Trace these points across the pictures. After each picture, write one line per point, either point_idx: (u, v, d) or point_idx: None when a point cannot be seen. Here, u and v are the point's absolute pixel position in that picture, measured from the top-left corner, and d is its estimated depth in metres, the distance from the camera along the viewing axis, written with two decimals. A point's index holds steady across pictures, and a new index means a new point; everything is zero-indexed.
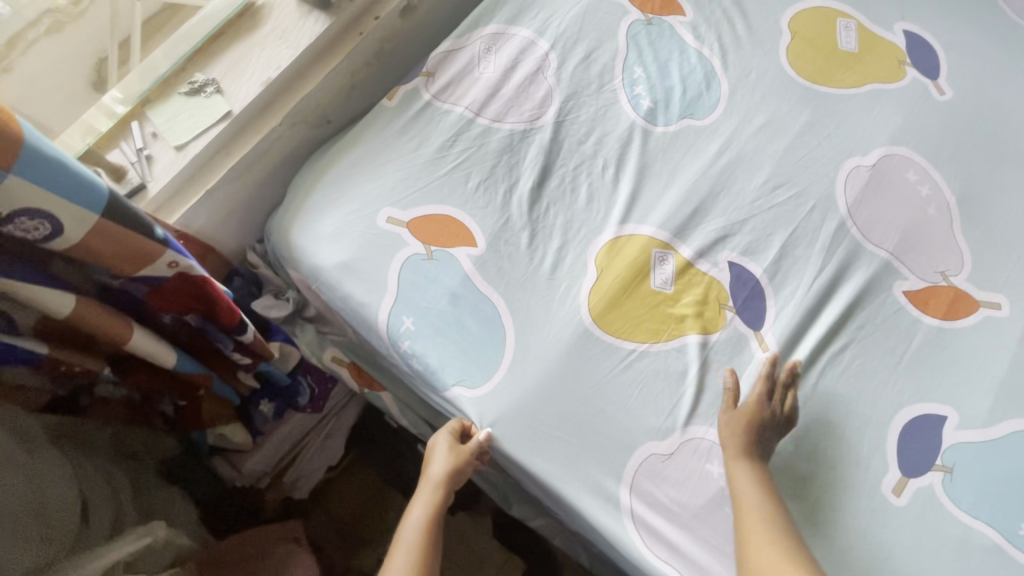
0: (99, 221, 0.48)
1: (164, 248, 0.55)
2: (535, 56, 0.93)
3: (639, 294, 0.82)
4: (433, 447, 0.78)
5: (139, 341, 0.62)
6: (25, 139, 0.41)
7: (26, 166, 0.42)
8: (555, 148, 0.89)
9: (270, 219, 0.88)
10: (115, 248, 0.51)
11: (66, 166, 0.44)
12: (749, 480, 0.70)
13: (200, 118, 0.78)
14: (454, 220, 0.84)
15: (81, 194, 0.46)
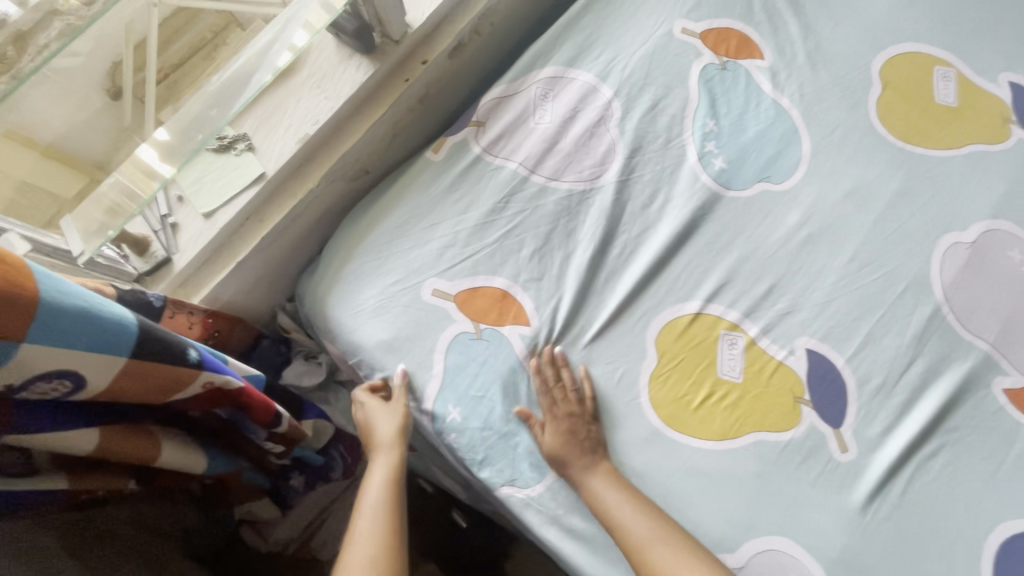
0: (127, 364, 0.42)
1: (198, 370, 0.48)
2: (596, 104, 0.84)
3: (705, 383, 0.75)
4: (366, 410, 0.72)
5: (169, 456, 0.55)
6: (41, 299, 0.35)
7: (44, 329, 0.35)
8: (618, 211, 0.80)
9: (303, 279, 0.81)
10: (145, 384, 0.44)
11: (91, 314, 0.38)
12: (610, 487, 0.66)
13: (232, 180, 0.70)
14: (505, 295, 0.76)
15: (110, 341, 0.39)
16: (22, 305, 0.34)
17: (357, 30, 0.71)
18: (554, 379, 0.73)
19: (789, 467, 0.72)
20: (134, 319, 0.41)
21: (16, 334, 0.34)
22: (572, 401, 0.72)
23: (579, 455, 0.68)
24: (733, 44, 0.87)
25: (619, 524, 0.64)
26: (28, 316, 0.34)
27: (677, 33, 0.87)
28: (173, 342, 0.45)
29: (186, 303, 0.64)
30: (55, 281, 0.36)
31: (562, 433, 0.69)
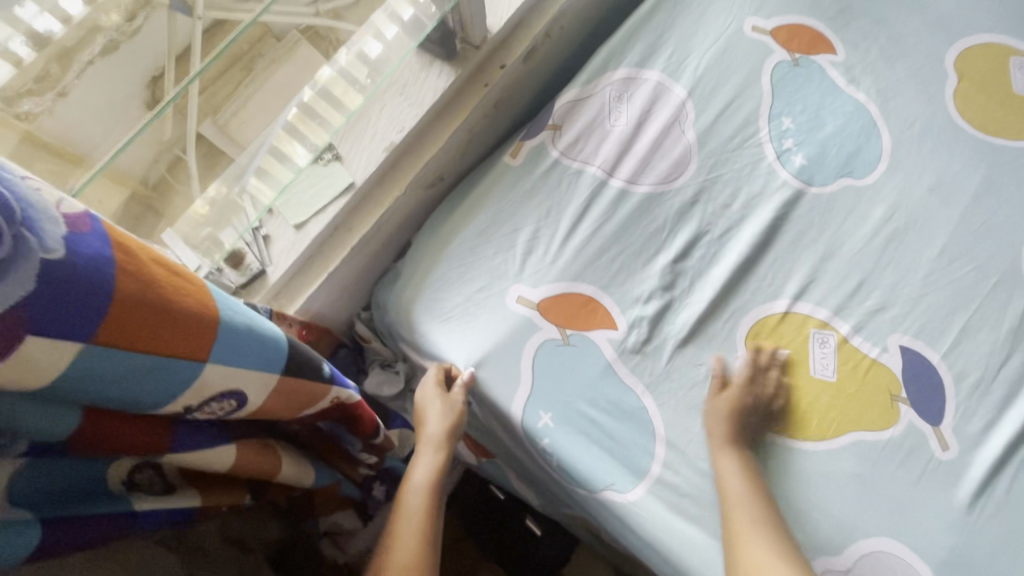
0: (279, 380, 0.43)
1: (329, 385, 0.49)
2: (670, 104, 0.83)
3: (798, 382, 0.74)
4: (422, 401, 0.73)
5: (288, 471, 0.55)
6: (220, 320, 0.38)
7: (221, 349, 0.38)
8: (698, 211, 0.80)
9: (383, 288, 0.81)
10: (289, 401, 0.46)
11: (255, 332, 0.41)
12: (739, 474, 0.66)
13: (320, 191, 0.70)
14: (590, 299, 0.75)
15: (267, 359, 0.42)
16: (207, 325, 0.37)
17: (441, 38, 0.72)
18: (755, 359, 0.74)
19: (891, 466, 0.70)
20: (286, 338, 0.44)
21: (200, 353, 0.37)
22: (742, 378, 0.72)
23: (729, 433, 0.69)
24: (805, 39, 0.86)
25: (731, 510, 0.64)
26: (211, 336, 0.37)
27: (747, 30, 0.86)
28: (310, 359, 0.47)
29: (286, 315, 0.64)
30: (230, 303, 0.39)
31: (732, 414, 0.70)
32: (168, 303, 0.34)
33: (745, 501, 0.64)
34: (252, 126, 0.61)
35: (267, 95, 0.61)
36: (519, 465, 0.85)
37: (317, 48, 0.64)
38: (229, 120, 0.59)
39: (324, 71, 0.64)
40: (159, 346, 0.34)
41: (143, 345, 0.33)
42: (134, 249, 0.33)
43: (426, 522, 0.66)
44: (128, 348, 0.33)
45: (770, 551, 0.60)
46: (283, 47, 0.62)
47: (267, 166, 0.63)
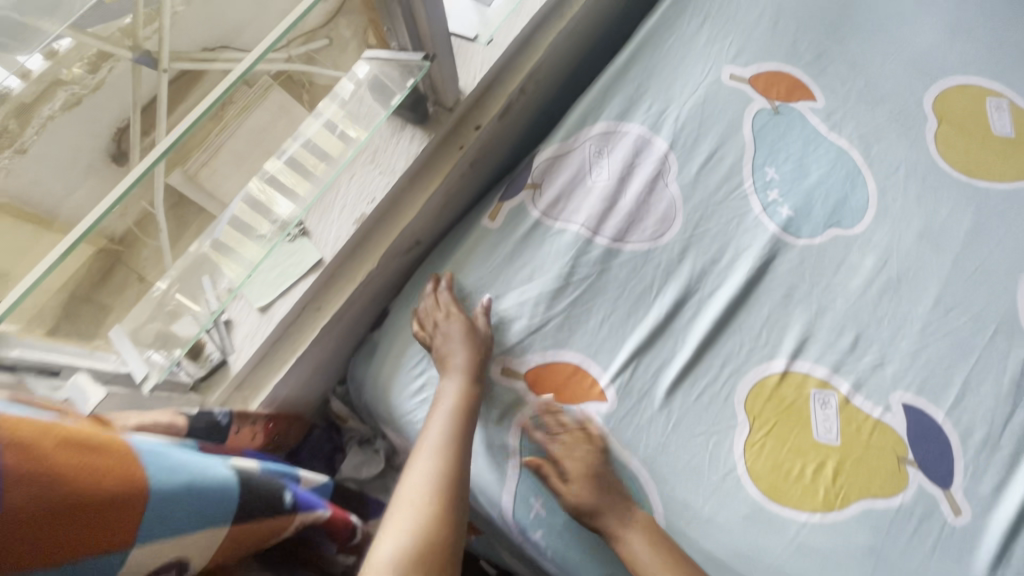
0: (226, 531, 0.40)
1: (293, 516, 0.45)
2: (652, 157, 0.80)
3: (799, 447, 0.70)
4: (439, 334, 0.70)
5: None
6: (145, 490, 0.34)
7: (150, 523, 0.34)
8: (686, 269, 0.77)
9: (361, 362, 0.76)
10: (244, 544, 0.42)
11: (192, 489, 0.37)
12: (647, 547, 0.61)
13: (286, 270, 0.65)
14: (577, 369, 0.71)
15: (211, 511, 0.38)
16: (127, 504, 0.33)
17: (413, 103, 0.68)
18: (555, 409, 0.69)
19: (903, 537, 0.67)
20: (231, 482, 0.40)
21: (124, 536, 0.33)
22: (577, 431, 0.67)
23: (617, 506, 0.64)
24: (784, 87, 0.85)
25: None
26: (135, 517, 0.34)
27: (726, 79, 0.85)
28: (270, 491, 0.43)
29: (250, 413, 0.58)
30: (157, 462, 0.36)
31: (581, 473, 0.64)
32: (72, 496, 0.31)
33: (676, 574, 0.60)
34: (226, 178, 0.58)
35: (241, 142, 0.58)
36: (511, 546, 0.80)
37: (289, 93, 0.60)
38: (198, 169, 0.55)
39: (310, 125, 0.64)
40: (71, 545, 0.31)
41: (50, 552, 0.30)
42: (30, 440, 0.30)
43: (451, 447, 0.59)
44: (32, 562, 0.29)
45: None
46: (256, 92, 0.57)
47: (241, 216, 0.61)
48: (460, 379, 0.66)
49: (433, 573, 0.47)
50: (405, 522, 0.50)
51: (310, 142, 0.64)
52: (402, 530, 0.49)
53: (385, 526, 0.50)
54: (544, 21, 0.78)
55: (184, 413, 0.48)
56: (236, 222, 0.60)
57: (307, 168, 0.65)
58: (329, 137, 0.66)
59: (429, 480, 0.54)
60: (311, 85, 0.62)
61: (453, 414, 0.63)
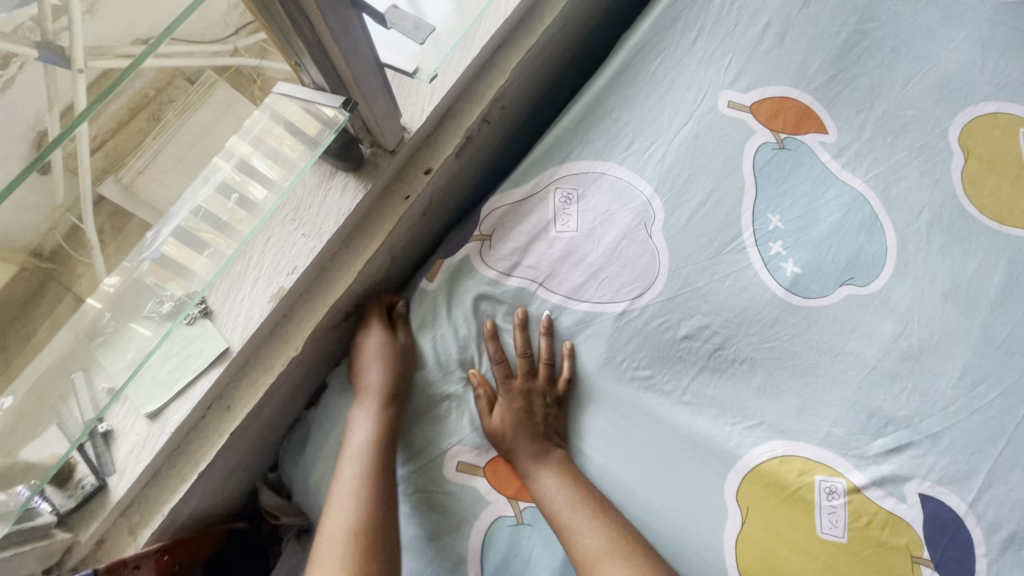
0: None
1: None
2: (634, 203, 0.69)
3: (805, 547, 0.61)
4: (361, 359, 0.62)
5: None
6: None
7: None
8: (676, 336, 0.66)
9: (292, 450, 0.64)
10: None
11: None
12: (560, 487, 0.58)
13: (183, 363, 0.52)
14: (516, 327, 0.64)
15: None
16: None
17: (343, 147, 0.55)
18: (498, 355, 0.63)
19: None
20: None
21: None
22: (524, 372, 0.63)
23: (528, 442, 0.60)
24: (790, 116, 0.73)
25: (568, 526, 0.57)
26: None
27: (723, 107, 0.73)
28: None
29: (130, 556, 0.49)
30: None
31: (504, 425, 0.60)
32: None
33: (581, 508, 0.57)
34: (167, 185, 0.49)
35: (184, 142, 0.49)
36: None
37: (238, 91, 0.51)
38: (135, 177, 0.47)
39: (256, 118, 0.53)
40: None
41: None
42: None
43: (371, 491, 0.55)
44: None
45: (601, 534, 0.56)
46: (197, 90, 0.47)
47: (192, 227, 0.51)
48: (374, 408, 0.59)
49: None
50: None
51: (264, 141, 0.54)
52: None
53: None
54: (508, 39, 0.65)
55: None
56: (182, 233, 0.50)
57: (266, 174, 0.55)
58: (260, 163, 0.54)
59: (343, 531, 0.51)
60: (261, 78, 0.52)
61: (372, 446, 0.57)
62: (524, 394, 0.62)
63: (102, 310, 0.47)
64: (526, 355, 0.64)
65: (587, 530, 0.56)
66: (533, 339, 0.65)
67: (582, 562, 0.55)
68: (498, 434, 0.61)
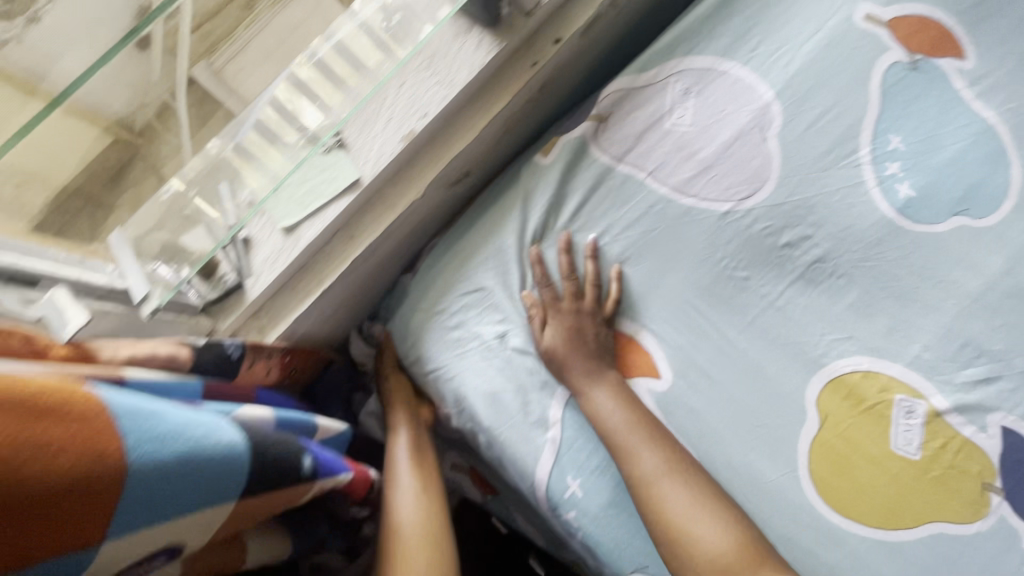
0: (265, 500, 0.42)
1: (311, 482, 0.45)
2: (752, 106, 0.68)
3: (875, 459, 0.62)
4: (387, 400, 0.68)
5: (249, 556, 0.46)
6: (129, 473, 0.33)
7: (129, 509, 0.34)
8: (775, 243, 0.66)
9: (392, 305, 0.70)
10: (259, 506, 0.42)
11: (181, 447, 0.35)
12: (614, 404, 0.60)
13: (317, 187, 0.55)
14: (561, 251, 0.65)
15: (220, 470, 0.38)
16: (109, 486, 0.32)
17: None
18: (545, 279, 0.65)
19: (969, 567, 0.60)
20: (264, 454, 0.41)
21: (101, 525, 0.33)
22: (571, 295, 0.64)
23: (582, 359, 0.61)
24: (929, 37, 0.70)
25: (620, 446, 0.58)
26: (114, 502, 0.33)
27: (858, 20, 0.70)
28: (282, 457, 0.42)
29: (267, 346, 0.52)
30: (138, 434, 0.33)
31: (560, 344, 0.62)
32: (45, 488, 0.29)
33: (636, 429, 0.58)
34: (251, 77, 0.48)
35: (273, 37, 0.49)
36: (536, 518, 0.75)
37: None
38: (225, 66, 0.47)
39: (343, 23, 0.51)
40: (41, 538, 0.30)
41: (25, 546, 0.30)
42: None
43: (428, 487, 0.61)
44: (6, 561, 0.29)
45: (655, 455, 0.57)
46: None
47: (268, 120, 0.50)
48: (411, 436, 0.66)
49: None
50: None
51: (346, 46, 0.51)
52: None
53: None
54: None
55: (187, 346, 0.45)
56: (261, 126, 0.49)
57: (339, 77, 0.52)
58: (337, 65, 0.51)
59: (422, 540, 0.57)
60: None
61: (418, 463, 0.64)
62: (580, 313, 0.63)
63: (188, 189, 0.49)
64: (571, 277, 0.64)
65: (641, 451, 0.58)
66: (577, 261, 0.66)
67: (634, 480, 0.57)
68: (550, 355, 0.62)
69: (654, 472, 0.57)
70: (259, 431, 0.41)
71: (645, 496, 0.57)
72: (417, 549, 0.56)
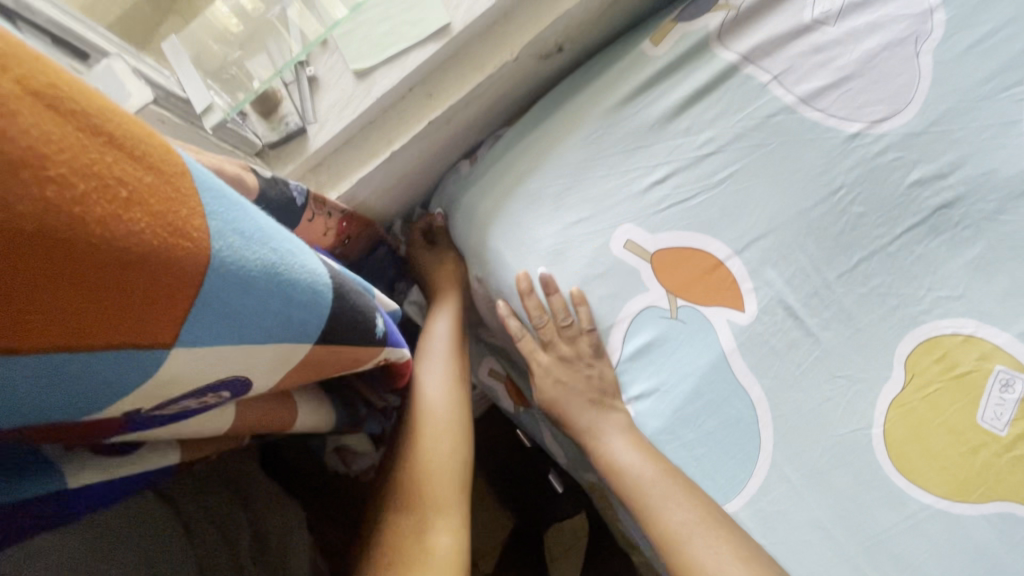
0: (339, 358, 0.35)
1: (380, 348, 0.39)
2: (910, 12, 0.57)
3: (956, 426, 0.56)
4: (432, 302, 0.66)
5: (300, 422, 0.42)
6: (209, 269, 0.23)
7: (204, 317, 0.25)
8: (902, 177, 0.57)
9: (451, 195, 0.63)
10: (322, 367, 0.36)
11: (275, 274, 0.27)
12: (630, 450, 0.55)
13: (397, 28, 0.48)
14: (546, 291, 0.56)
15: (298, 316, 0.30)
16: (181, 278, 0.22)
17: None
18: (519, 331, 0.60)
19: None
20: (347, 298, 0.34)
21: (168, 331, 0.24)
22: (552, 331, 0.58)
23: (580, 404, 0.58)
24: None
25: (648, 501, 0.51)
26: (189, 302, 0.24)
27: None
28: (360, 316, 0.35)
29: (329, 202, 0.46)
30: (225, 217, 0.24)
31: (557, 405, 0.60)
32: (104, 255, 0.20)
33: (668, 477, 0.52)
34: None
35: None
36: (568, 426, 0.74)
37: None
38: None
39: None
40: (77, 320, 0.21)
41: (64, 329, 0.20)
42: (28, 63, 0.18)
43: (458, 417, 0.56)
44: (9, 340, 0.19)
45: (692, 505, 0.50)
46: None
47: None
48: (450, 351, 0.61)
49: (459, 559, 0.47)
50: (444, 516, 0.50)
51: None
52: (443, 533, 0.48)
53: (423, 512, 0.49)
54: None
55: (252, 171, 0.37)
56: None
57: None
58: None
59: (447, 473, 0.52)
60: None
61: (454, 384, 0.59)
62: (571, 359, 0.58)
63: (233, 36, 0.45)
64: (542, 317, 0.57)
65: (672, 501, 0.50)
66: (571, 308, 0.58)
67: (665, 534, 0.50)
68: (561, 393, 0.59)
69: (690, 524, 0.49)
70: (342, 282, 0.34)
71: (667, 548, 0.50)
72: (441, 428, 0.54)
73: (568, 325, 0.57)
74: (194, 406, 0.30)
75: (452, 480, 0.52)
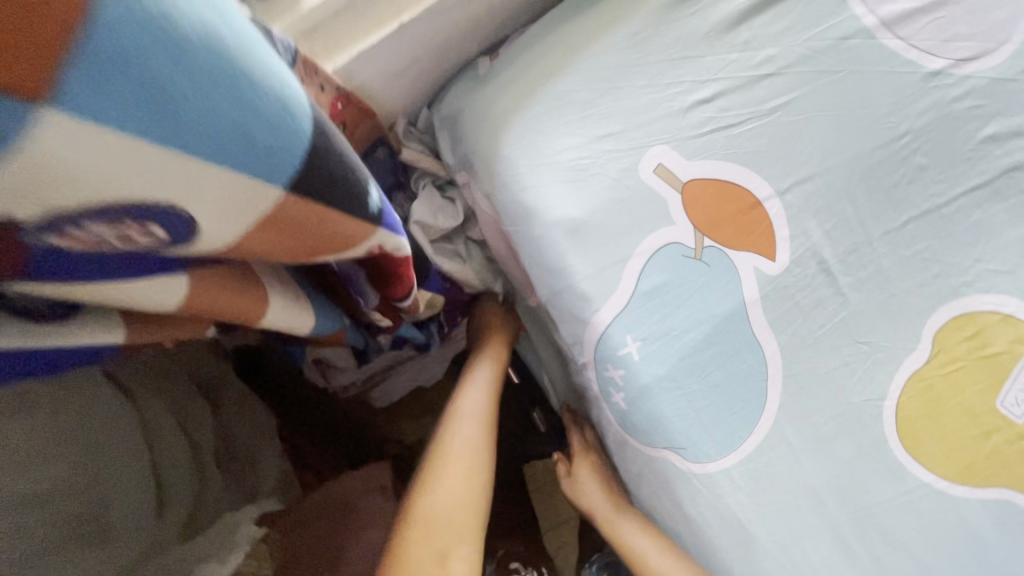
0: (320, 226, 0.30)
1: (374, 227, 0.35)
2: None
3: (976, 410, 0.52)
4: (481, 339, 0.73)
5: (271, 318, 0.37)
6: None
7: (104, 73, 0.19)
8: (977, 130, 0.50)
9: (462, 93, 0.55)
10: (294, 237, 0.30)
11: (219, 52, 0.21)
12: (640, 533, 0.60)
13: None
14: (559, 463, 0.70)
15: (254, 131, 0.24)
16: None
17: None
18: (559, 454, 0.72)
19: None
20: (335, 152, 0.28)
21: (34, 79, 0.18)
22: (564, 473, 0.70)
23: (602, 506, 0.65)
24: None
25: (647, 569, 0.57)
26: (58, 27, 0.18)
27: None
28: (347, 177, 0.30)
29: (322, 71, 0.40)
30: None
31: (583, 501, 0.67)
32: None
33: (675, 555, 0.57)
34: None
35: None
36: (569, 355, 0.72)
37: None
38: None
39: None
40: None
41: None
42: None
43: (485, 424, 0.63)
44: None
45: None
46: None
47: None
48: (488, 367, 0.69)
49: (450, 538, 0.51)
50: (453, 491, 0.55)
51: None
52: (448, 501, 0.54)
53: (439, 481, 0.55)
54: None
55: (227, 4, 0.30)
56: None
57: None
58: None
59: (467, 456, 0.59)
60: None
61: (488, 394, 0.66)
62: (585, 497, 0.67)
63: None
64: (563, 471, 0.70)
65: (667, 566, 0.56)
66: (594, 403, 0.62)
67: None
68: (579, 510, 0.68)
69: None
70: (330, 129, 0.29)
71: None
72: (469, 423, 0.62)
73: (574, 265, 0.50)
74: (114, 243, 0.25)
75: (469, 460, 0.58)
